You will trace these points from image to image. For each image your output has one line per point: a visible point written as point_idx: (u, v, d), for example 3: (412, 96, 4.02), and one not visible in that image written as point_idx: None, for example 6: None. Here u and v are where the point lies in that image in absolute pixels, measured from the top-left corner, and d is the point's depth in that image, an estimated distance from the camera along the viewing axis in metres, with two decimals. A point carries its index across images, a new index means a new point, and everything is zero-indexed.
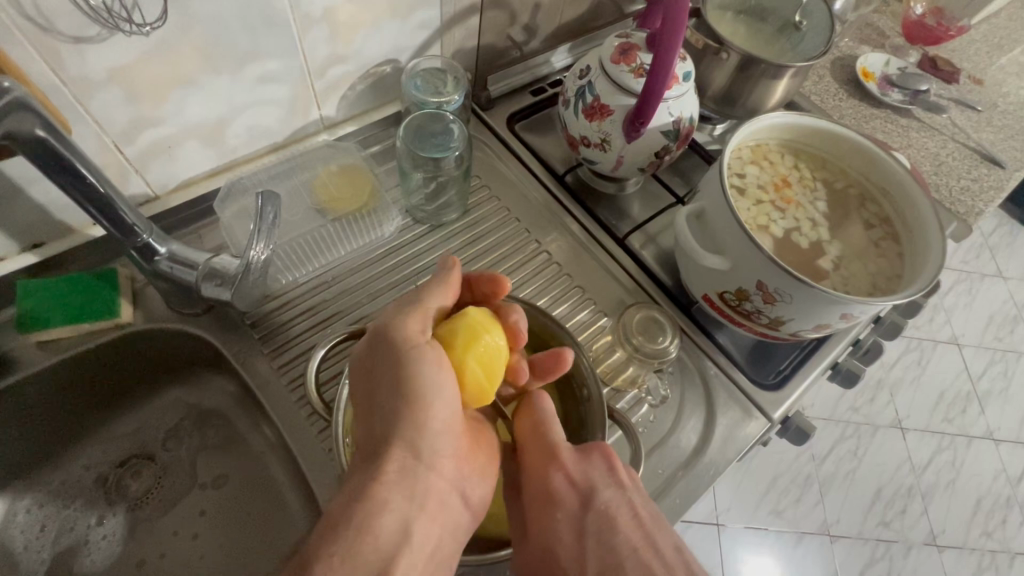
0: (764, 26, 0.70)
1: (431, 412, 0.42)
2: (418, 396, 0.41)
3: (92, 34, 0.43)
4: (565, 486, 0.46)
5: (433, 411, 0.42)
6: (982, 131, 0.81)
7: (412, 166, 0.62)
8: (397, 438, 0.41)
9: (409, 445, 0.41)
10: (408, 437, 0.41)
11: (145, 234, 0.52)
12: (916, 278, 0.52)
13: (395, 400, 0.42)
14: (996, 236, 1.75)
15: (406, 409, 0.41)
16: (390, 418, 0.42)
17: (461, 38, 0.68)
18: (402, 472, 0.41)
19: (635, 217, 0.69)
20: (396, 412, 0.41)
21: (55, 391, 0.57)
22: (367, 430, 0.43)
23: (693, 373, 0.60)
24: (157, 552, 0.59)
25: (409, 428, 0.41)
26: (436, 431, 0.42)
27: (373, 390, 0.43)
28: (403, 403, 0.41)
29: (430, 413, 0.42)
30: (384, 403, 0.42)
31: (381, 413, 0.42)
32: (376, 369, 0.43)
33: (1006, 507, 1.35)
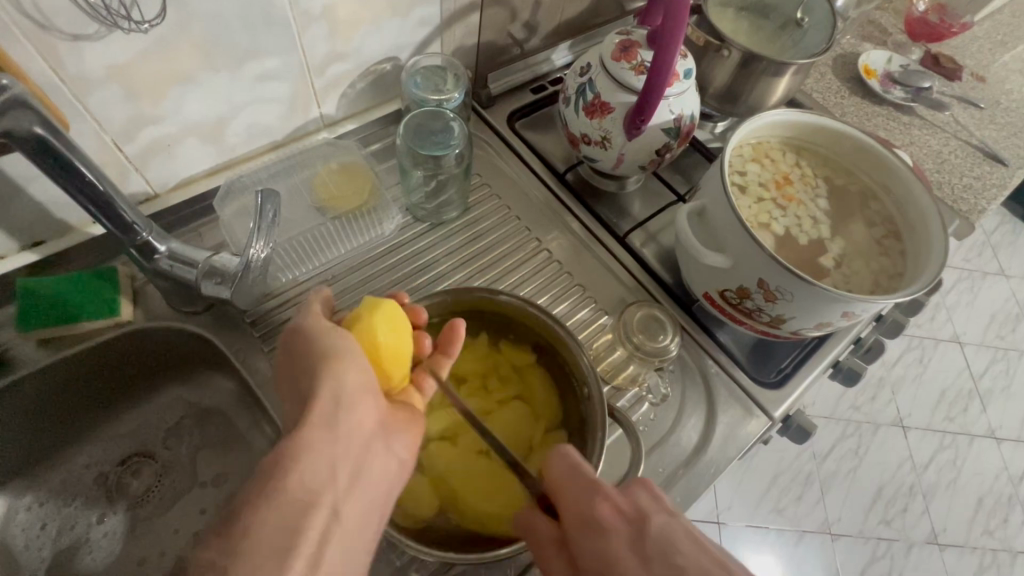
0: (766, 23, 0.70)
1: (344, 372, 0.43)
2: (330, 357, 0.43)
3: (91, 32, 0.43)
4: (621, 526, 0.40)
5: (344, 371, 0.43)
6: (985, 128, 0.80)
7: (412, 164, 0.62)
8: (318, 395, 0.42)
9: (329, 402, 0.42)
10: (328, 396, 0.42)
11: (145, 232, 0.52)
12: (919, 276, 0.52)
13: (313, 364, 0.43)
14: (998, 234, 1.75)
15: (322, 368, 0.43)
16: (311, 378, 0.43)
17: (461, 36, 0.68)
18: (323, 426, 0.42)
19: (635, 214, 0.69)
20: (314, 372, 0.43)
21: (56, 390, 0.57)
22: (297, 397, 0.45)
23: (694, 371, 0.60)
24: (158, 550, 0.59)
25: (327, 387, 0.42)
26: (354, 390, 0.43)
27: (295, 362, 0.45)
28: (313, 365, 0.43)
29: (344, 372, 0.43)
30: (304, 368, 0.44)
31: (304, 380, 0.44)
32: (295, 344, 0.46)
33: (1008, 505, 1.35)
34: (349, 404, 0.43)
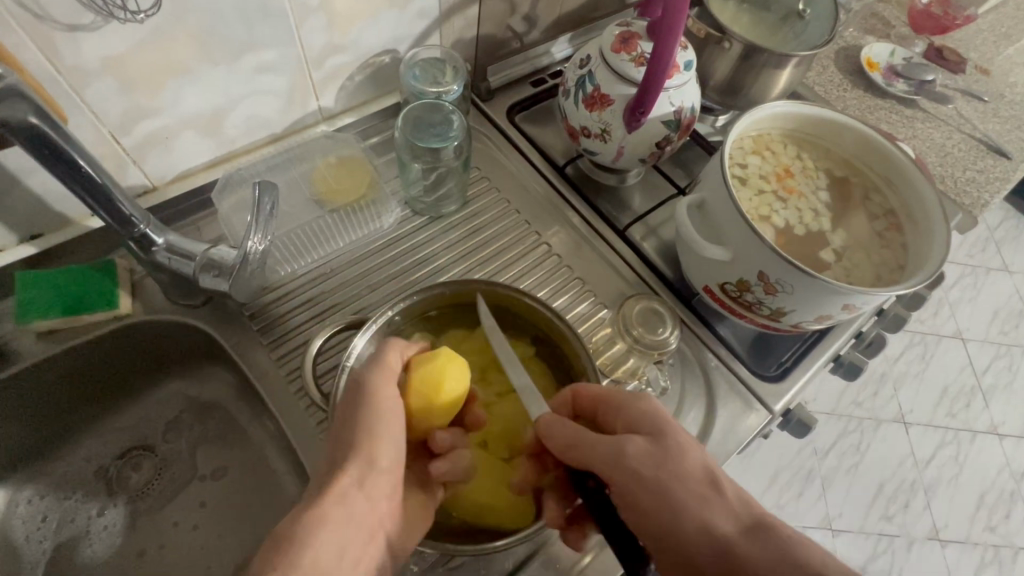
0: (768, 14, 0.69)
1: (375, 450, 0.43)
2: (371, 434, 0.43)
3: (87, 22, 0.43)
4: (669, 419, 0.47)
5: (379, 450, 0.43)
6: (989, 121, 0.80)
7: (410, 157, 0.62)
8: (346, 470, 0.42)
9: (353, 480, 0.42)
10: (355, 473, 0.43)
11: (142, 224, 0.51)
12: (921, 268, 0.51)
13: (352, 426, 0.43)
14: (1002, 230, 1.74)
15: (357, 445, 0.43)
16: (345, 448, 0.43)
17: (460, 28, 0.67)
18: (339, 503, 0.42)
19: (635, 208, 0.68)
20: (348, 446, 0.43)
21: (55, 383, 0.57)
22: (326, 459, 0.45)
23: (694, 365, 0.60)
24: (157, 542, 0.59)
25: (357, 464, 0.43)
26: (377, 471, 0.43)
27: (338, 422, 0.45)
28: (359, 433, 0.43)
29: (373, 451, 0.43)
30: (342, 436, 0.44)
31: (341, 446, 0.44)
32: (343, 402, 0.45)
33: (1010, 501, 1.34)
34: (372, 487, 0.43)
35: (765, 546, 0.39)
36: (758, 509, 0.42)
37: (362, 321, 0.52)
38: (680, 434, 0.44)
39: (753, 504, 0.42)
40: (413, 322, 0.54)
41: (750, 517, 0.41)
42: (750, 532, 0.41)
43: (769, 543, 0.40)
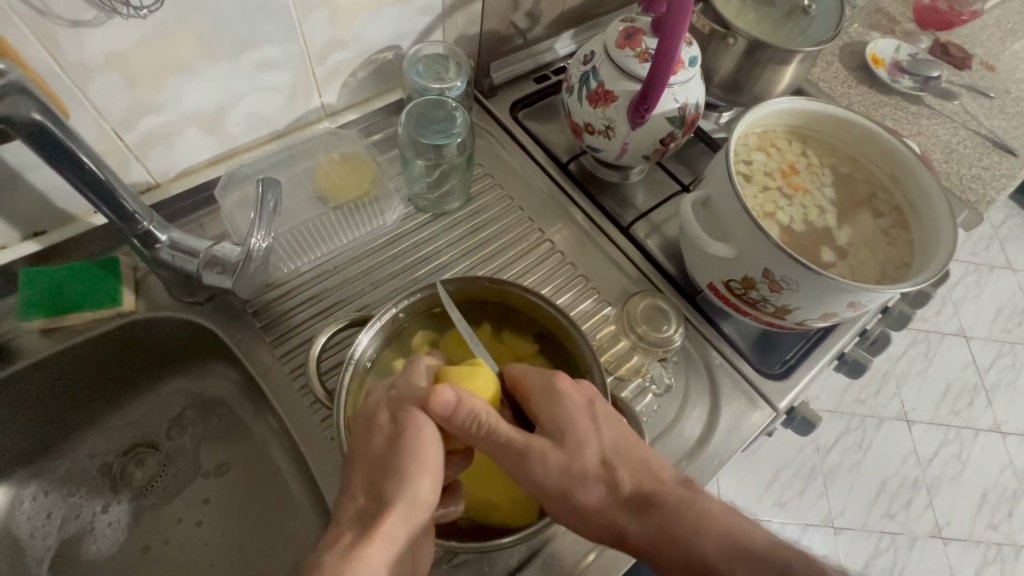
0: (773, 10, 0.68)
1: (416, 482, 0.41)
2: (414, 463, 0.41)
3: (90, 18, 0.43)
4: (580, 400, 0.44)
5: (420, 482, 0.41)
6: (995, 118, 0.79)
7: (413, 154, 0.62)
8: (393, 505, 0.40)
9: (399, 515, 0.40)
10: (401, 508, 0.40)
11: (146, 221, 0.51)
12: (927, 266, 0.51)
13: (392, 453, 0.42)
14: (1006, 227, 1.73)
15: (401, 473, 0.41)
16: (390, 481, 0.41)
17: (463, 24, 0.67)
18: (382, 542, 0.39)
19: (639, 205, 0.68)
20: (393, 479, 0.41)
21: (59, 379, 0.57)
22: (361, 490, 0.42)
23: (698, 363, 0.59)
24: (162, 538, 0.59)
25: (400, 498, 0.40)
26: (420, 504, 0.41)
27: (370, 449, 0.42)
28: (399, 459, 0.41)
29: (415, 483, 0.41)
30: (381, 465, 0.41)
31: (380, 477, 0.41)
32: (378, 427, 0.43)
33: (1013, 499, 1.34)
34: (417, 519, 0.41)
35: (650, 528, 0.44)
36: (648, 485, 0.45)
37: (366, 317, 0.52)
38: (581, 427, 0.44)
39: (645, 483, 0.45)
40: (418, 318, 0.54)
41: (640, 499, 0.45)
42: (638, 513, 0.45)
43: (654, 523, 0.44)
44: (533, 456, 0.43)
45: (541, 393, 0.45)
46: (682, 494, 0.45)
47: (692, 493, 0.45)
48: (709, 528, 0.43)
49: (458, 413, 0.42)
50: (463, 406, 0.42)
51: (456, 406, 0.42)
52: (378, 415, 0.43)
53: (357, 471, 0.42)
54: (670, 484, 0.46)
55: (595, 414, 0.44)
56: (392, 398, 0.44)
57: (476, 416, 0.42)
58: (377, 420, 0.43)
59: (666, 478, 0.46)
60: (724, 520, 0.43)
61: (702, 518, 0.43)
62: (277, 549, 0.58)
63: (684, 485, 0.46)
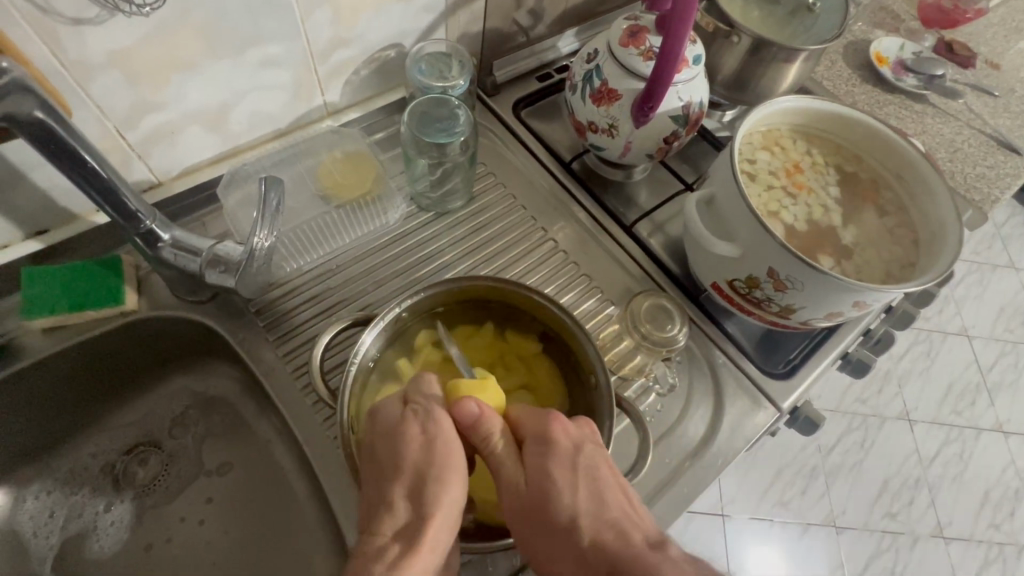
0: (777, 8, 0.68)
1: (454, 489, 0.41)
2: (446, 470, 0.41)
3: (93, 15, 0.42)
4: (566, 444, 0.42)
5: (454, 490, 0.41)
6: (999, 116, 0.79)
7: (416, 152, 0.62)
8: (435, 514, 0.39)
9: (442, 523, 0.39)
10: (441, 515, 0.39)
11: (148, 220, 0.51)
12: (932, 265, 0.51)
13: (427, 461, 0.41)
14: (1009, 226, 1.72)
15: (438, 482, 0.41)
16: (429, 488, 0.40)
17: (466, 22, 0.66)
18: (429, 550, 0.38)
19: (642, 204, 0.68)
20: (434, 487, 0.40)
21: (61, 378, 0.57)
22: (400, 502, 0.40)
23: (702, 362, 0.59)
24: (164, 537, 0.59)
25: (440, 506, 0.40)
26: (457, 512, 0.40)
27: (403, 461, 0.41)
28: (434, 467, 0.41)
29: (454, 490, 0.41)
30: (419, 477, 0.41)
31: (421, 486, 0.41)
32: (409, 437, 0.42)
33: (1015, 499, 1.34)
34: (455, 527, 0.40)
35: None
36: (615, 547, 0.40)
37: (370, 317, 0.51)
38: (559, 469, 0.42)
39: (613, 545, 0.40)
40: (422, 317, 0.54)
41: (605, 563, 0.39)
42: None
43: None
44: (510, 487, 0.42)
45: (533, 434, 0.43)
46: (650, 562, 0.38)
47: (660, 558, 0.38)
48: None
49: (477, 428, 0.43)
50: (483, 422, 0.43)
51: (478, 419, 0.43)
52: (409, 425, 0.43)
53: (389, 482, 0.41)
54: (641, 546, 0.40)
55: (577, 460, 0.42)
56: (411, 412, 0.43)
57: (490, 438, 0.43)
58: (408, 431, 0.42)
59: (639, 541, 0.40)
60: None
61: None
62: (279, 549, 0.57)
63: (656, 549, 0.39)
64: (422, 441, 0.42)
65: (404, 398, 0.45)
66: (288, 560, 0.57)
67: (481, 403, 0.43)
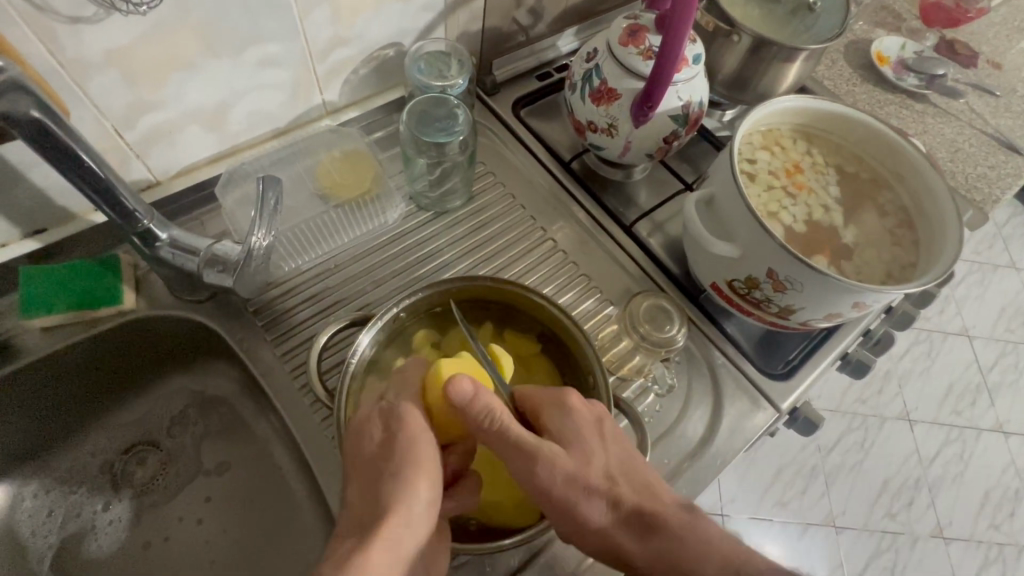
0: (778, 7, 0.67)
1: (416, 485, 0.41)
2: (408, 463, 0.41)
3: (89, 14, 0.42)
4: (590, 415, 0.44)
5: (418, 485, 0.41)
6: (1001, 116, 0.79)
7: (415, 152, 0.61)
8: (393, 509, 0.39)
9: (401, 519, 0.39)
10: (401, 512, 0.39)
11: (146, 219, 0.51)
12: (932, 267, 0.51)
13: (388, 456, 0.42)
14: (1010, 226, 1.72)
15: (398, 478, 0.41)
16: (388, 483, 0.41)
17: (465, 21, 0.66)
18: (385, 544, 0.38)
19: (642, 204, 0.67)
20: (393, 483, 0.41)
21: (58, 378, 0.57)
22: (359, 500, 0.41)
23: (701, 363, 0.59)
24: (162, 535, 0.59)
25: (400, 503, 0.40)
26: (421, 505, 0.40)
27: (361, 456, 0.42)
28: (394, 463, 0.41)
29: (414, 485, 0.41)
30: (376, 474, 0.41)
31: (378, 483, 0.41)
32: (372, 435, 0.43)
33: (1016, 499, 1.33)
34: (418, 524, 0.40)
35: (652, 550, 0.43)
36: (651, 506, 0.44)
37: (368, 317, 0.51)
38: (592, 444, 0.44)
39: (648, 504, 0.44)
40: (420, 317, 0.54)
41: (642, 519, 0.44)
42: (638, 532, 0.44)
43: (656, 546, 0.43)
44: (543, 464, 0.42)
45: (551, 405, 0.45)
46: (687, 518, 0.44)
47: (694, 517, 0.44)
48: (707, 552, 0.42)
49: (472, 407, 0.42)
50: (480, 400, 0.42)
51: (473, 399, 0.42)
52: (370, 422, 0.43)
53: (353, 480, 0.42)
54: (672, 505, 0.45)
55: (603, 432, 0.44)
56: (382, 407, 0.44)
57: (495, 414, 0.42)
58: (371, 426, 0.43)
59: (670, 501, 0.45)
60: (725, 545, 0.43)
61: (706, 543, 0.43)
62: (277, 548, 0.57)
63: (688, 509, 0.45)
64: (383, 437, 0.43)
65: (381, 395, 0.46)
66: (287, 558, 0.57)
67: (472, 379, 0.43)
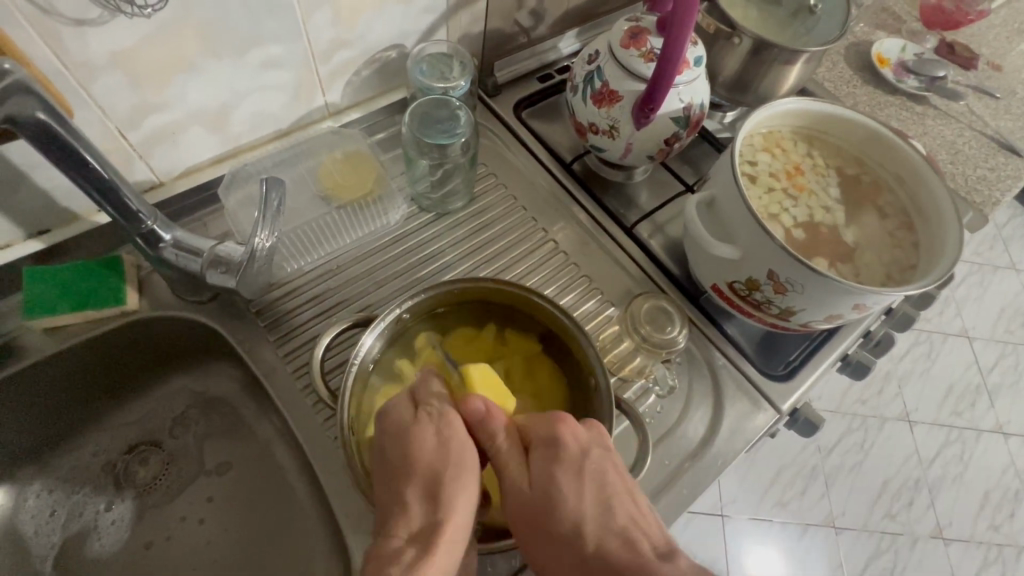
0: (778, 10, 0.68)
1: (470, 489, 0.41)
2: (461, 469, 0.41)
3: (94, 16, 0.43)
4: (572, 449, 0.42)
5: (468, 489, 0.41)
6: (1000, 118, 0.79)
7: (417, 153, 0.62)
8: (454, 515, 0.39)
9: (458, 527, 0.39)
10: (458, 517, 0.39)
11: (149, 220, 0.51)
12: (932, 269, 0.51)
13: (443, 461, 0.41)
14: (1010, 227, 1.72)
15: (454, 484, 0.40)
16: (447, 487, 0.40)
17: (467, 23, 0.66)
18: (448, 549, 0.37)
19: (643, 205, 0.68)
20: (451, 487, 0.40)
21: (60, 378, 0.57)
22: (413, 505, 0.40)
23: (702, 364, 0.59)
24: (164, 535, 0.59)
25: (458, 510, 0.39)
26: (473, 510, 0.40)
27: (420, 461, 0.41)
28: (448, 468, 0.41)
29: (470, 490, 0.41)
30: (433, 477, 0.41)
31: (433, 486, 0.40)
32: (424, 439, 0.42)
33: (1015, 500, 1.33)
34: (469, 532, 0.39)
35: None
36: (619, 555, 0.38)
37: (370, 318, 0.52)
38: (564, 474, 0.41)
39: (617, 554, 0.39)
40: (422, 318, 0.54)
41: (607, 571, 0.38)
42: None
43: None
44: (513, 486, 0.42)
45: (540, 437, 0.43)
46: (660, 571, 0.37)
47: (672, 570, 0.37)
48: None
49: (482, 427, 0.44)
50: (492, 418, 0.44)
51: (485, 417, 0.44)
52: (422, 427, 0.43)
53: (404, 483, 0.41)
54: (651, 557, 0.38)
55: (583, 465, 0.42)
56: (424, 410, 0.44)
57: (495, 437, 0.43)
58: (421, 432, 0.43)
59: (646, 551, 0.39)
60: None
61: None
62: (279, 549, 0.57)
63: (666, 560, 0.38)
64: (435, 441, 0.42)
65: (414, 400, 0.45)
66: (290, 558, 0.57)
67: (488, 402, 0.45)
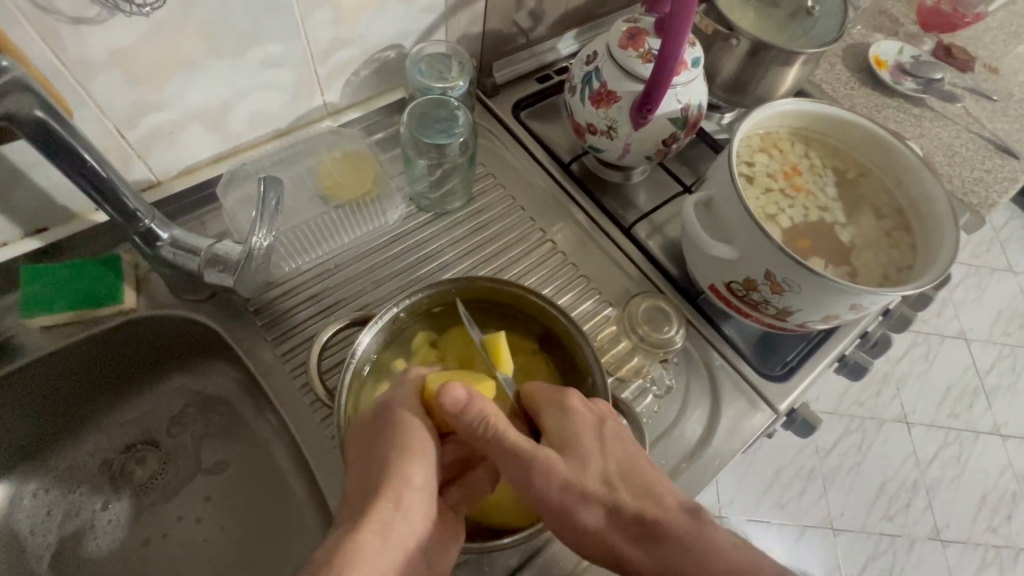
0: (777, 11, 0.68)
1: (406, 468, 0.42)
2: (398, 450, 0.42)
3: (92, 15, 0.43)
4: (589, 417, 0.45)
5: (408, 470, 0.42)
6: (997, 121, 0.79)
7: (415, 153, 0.62)
8: (383, 490, 0.40)
9: (391, 503, 0.40)
10: (391, 493, 0.40)
11: (148, 219, 0.51)
12: (929, 269, 0.51)
13: (385, 443, 0.42)
14: (1007, 230, 1.72)
15: (388, 463, 0.41)
16: (377, 466, 0.41)
17: (466, 23, 0.67)
18: (377, 526, 0.39)
19: (641, 206, 0.68)
20: (385, 465, 0.41)
21: (56, 377, 0.57)
22: (353, 485, 0.42)
23: (699, 365, 0.59)
24: (159, 533, 0.59)
25: (390, 487, 0.40)
26: (411, 487, 0.41)
27: (361, 445, 0.43)
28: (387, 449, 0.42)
29: (405, 469, 0.41)
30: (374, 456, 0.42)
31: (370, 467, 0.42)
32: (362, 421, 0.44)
33: (1012, 502, 1.34)
34: (408, 504, 0.41)
35: (656, 558, 0.41)
36: (654, 513, 0.42)
37: (368, 316, 0.52)
38: (586, 444, 0.44)
39: (651, 510, 0.42)
40: (419, 318, 0.54)
41: (644, 527, 0.42)
42: (640, 541, 0.42)
43: (658, 555, 0.41)
44: (536, 469, 0.43)
45: (551, 403, 0.46)
46: (690, 524, 0.41)
47: (701, 523, 0.42)
48: (714, 562, 0.40)
49: (465, 415, 0.42)
50: (473, 406, 0.42)
51: (466, 406, 0.42)
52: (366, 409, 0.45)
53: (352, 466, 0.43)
54: (677, 511, 0.43)
55: (602, 432, 0.44)
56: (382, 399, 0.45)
57: (485, 420, 0.42)
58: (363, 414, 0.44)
59: (673, 504, 0.43)
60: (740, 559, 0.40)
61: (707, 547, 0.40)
62: (275, 549, 0.57)
63: (693, 512, 0.43)
64: (375, 422, 0.44)
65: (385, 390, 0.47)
66: (287, 556, 0.57)
67: (467, 387, 0.43)
